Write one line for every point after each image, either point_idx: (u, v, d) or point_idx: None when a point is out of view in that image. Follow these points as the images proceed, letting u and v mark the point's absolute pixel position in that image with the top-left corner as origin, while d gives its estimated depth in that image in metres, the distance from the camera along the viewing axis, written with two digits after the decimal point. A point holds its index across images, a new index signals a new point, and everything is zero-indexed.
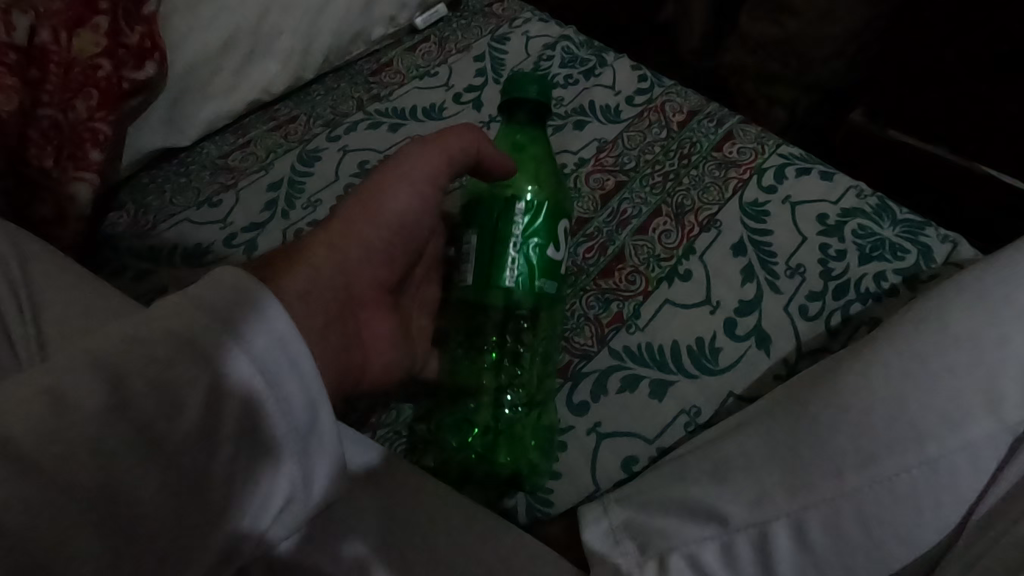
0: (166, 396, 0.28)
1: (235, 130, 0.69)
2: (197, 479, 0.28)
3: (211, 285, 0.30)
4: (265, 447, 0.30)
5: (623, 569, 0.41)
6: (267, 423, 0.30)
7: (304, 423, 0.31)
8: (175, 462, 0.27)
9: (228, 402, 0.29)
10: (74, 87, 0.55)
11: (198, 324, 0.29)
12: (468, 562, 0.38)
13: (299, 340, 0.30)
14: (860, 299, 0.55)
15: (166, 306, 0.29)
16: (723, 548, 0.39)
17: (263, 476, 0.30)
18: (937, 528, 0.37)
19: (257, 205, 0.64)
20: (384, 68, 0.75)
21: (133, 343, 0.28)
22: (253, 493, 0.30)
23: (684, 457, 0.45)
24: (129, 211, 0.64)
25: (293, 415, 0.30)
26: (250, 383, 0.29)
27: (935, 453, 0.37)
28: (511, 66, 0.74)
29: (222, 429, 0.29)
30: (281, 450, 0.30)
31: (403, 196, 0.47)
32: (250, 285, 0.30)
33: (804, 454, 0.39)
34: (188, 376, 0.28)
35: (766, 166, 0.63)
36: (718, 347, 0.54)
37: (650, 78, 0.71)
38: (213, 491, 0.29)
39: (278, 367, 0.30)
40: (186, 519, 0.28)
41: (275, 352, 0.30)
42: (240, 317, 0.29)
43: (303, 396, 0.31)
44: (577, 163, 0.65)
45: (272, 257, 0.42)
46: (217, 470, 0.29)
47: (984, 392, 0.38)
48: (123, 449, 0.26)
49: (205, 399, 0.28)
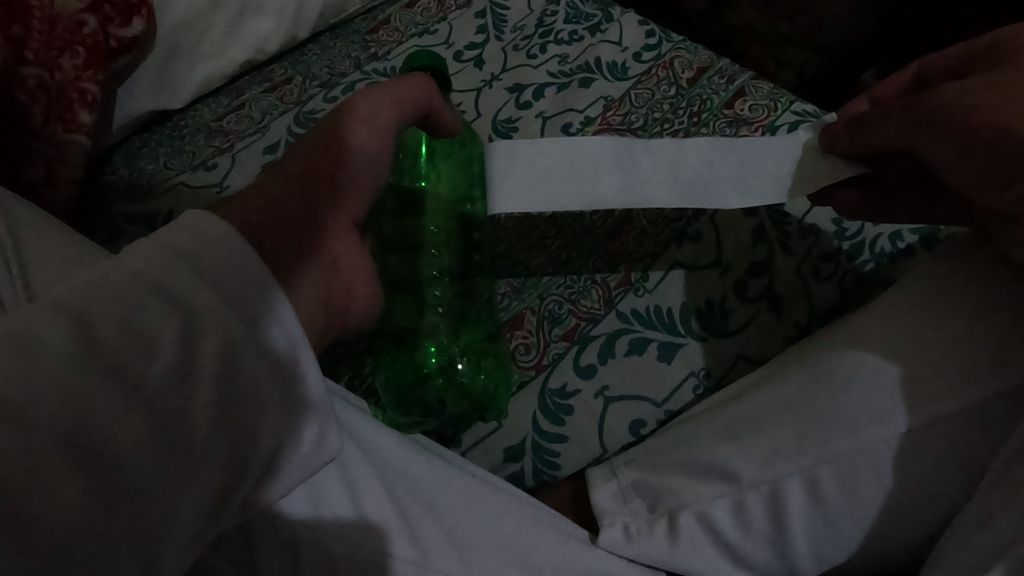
0: (141, 339, 0.27)
1: (228, 93, 0.67)
2: (180, 435, 0.26)
3: (179, 230, 0.29)
4: (252, 407, 0.28)
5: (633, 527, 0.41)
6: (249, 363, 0.28)
7: (297, 379, 0.30)
8: (158, 411, 0.26)
9: (208, 356, 0.27)
10: (58, 44, 0.52)
11: (176, 273, 0.28)
12: (477, 524, 0.39)
13: (287, 300, 0.30)
14: (874, 259, 0.53)
15: (142, 255, 0.28)
16: (737, 507, 0.38)
17: (253, 439, 0.28)
18: (946, 490, 0.36)
19: (254, 166, 0.63)
20: (382, 26, 0.72)
21: (106, 289, 0.27)
22: (238, 440, 0.28)
23: (696, 418, 0.43)
24: (123, 173, 0.62)
25: (272, 354, 0.29)
26: (229, 328, 0.28)
27: (948, 411, 0.36)
28: (512, 22, 0.71)
29: (200, 368, 0.27)
30: (265, 396, 0.29)
31: (364, 134, 0.42)
32: (221, 231, 0.30)
33: (818, 418, 0.38)
34: (168, 323, 0.27)
35: (779, 124, 0.61)
36: (728, 309, 0.52)
37: (658, 33, 0.69)
38: (194, 433, 0.27)
39: (252, 304, 0.29)
40: (171, 475, 0.26)
41: (238, 280, 0.29)
42: (205, 256, 0.29)
43: (285, 339, 0.30)
44: (583, 122, 0.63)
45: (259, 199, 0.39)
46: (198, 408, 0.27)
47: (998, 351, 0.37)
48: (105, 398, 0.25)
49: (182, 347, 0.27)
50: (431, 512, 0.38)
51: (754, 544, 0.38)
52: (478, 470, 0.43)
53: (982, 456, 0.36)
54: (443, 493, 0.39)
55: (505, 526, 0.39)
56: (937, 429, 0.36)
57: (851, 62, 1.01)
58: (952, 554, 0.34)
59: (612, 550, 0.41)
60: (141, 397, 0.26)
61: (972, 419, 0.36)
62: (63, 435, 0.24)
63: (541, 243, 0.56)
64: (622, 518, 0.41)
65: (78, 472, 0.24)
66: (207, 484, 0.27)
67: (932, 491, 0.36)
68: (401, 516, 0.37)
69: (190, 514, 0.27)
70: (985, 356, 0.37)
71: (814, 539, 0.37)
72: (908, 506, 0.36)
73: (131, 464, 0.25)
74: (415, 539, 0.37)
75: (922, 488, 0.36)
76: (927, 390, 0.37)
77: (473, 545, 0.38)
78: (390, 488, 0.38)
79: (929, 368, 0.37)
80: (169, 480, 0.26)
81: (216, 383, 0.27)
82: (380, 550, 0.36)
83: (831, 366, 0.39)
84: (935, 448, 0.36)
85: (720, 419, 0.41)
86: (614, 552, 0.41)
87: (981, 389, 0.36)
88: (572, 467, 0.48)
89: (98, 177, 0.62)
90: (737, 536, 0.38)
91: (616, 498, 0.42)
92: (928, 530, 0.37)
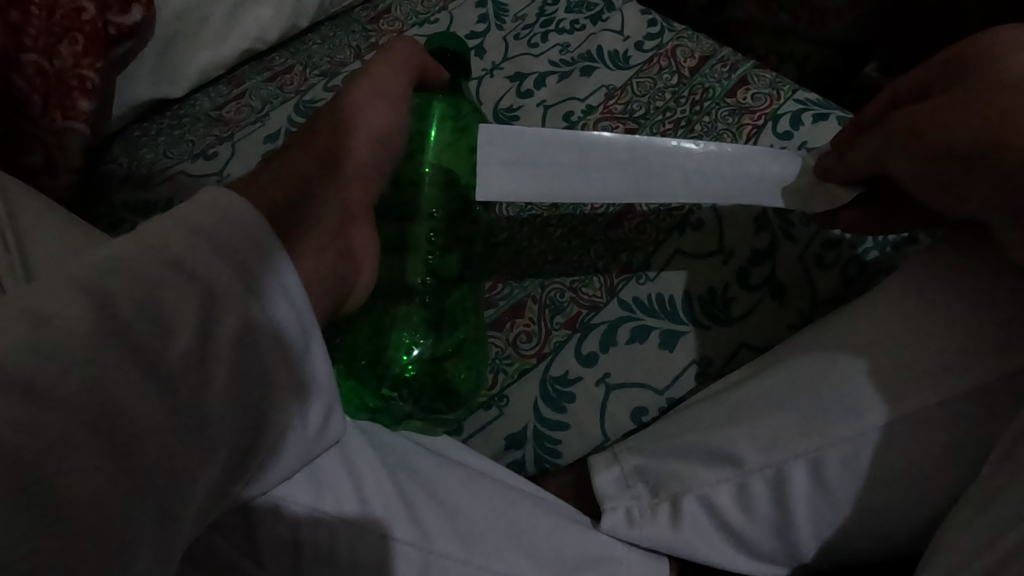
0: (157, 318, 0.26)
1: (228, 82, 0.67)
2: (193, 412, 0.26)
3: (195, 203, 0.28)
4: (263, 389, 0.28)
5: (635, 511, 0.41)
6: (264, 346, 0.28)
7: (305, 363, 0.30)
8: (170, 389, 0.25)
9: (224, 332, 0.27)
10: (57, 31, 0.52)
11: (192, 248, 0.27)
12: (480, 508, 0.38)
13: (299, 280, 0.30)
14: (878, 247, 0.53)
15: (152, 228, 0.27)
16: (741, 491, 0.38)
17: (260, 417, 0.28)
18: (952, 473, 0.36)
19: (255, 155, 0.62)
20: (382, 15, 0.71)
21: (117, 262, 0.26)
22: (250, 422, 0.28)
23: (700, 403, 0.43)
24: (123, 162, 0.62)
25: (286, 337, 0.29)
26: (245, 310, 0.28)
27: (953, 393, 0.36)
28: (513, 12, 0.70)
29: (216, 350, 0.27)
30: (277, 379, 0.29)
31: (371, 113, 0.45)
32: (237, 207, 0.29)
33: (824, 403, 0.38)
34: (184, 299, 0.26)
35: (781, 113, 0.61)
36: (730, 297, 0.52)
37: (659, 22, 0.68)
38: (210, 413, 0.27)
39: (268, 285, 0.29)
40: (180, 449, 0.26)
41: (256, 261, 0.28)
42: (226, 233, 0.28)
43: (297, 322, 0.30)
44: (584, 110, 0.63)
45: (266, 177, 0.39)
46: (216, 388, 0.27)
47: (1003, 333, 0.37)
48: (109, 375, 0.24)
49: (195, 322, 0.26)
50: (434, 497, 0.38)
51: (757, 528, 0.38)
52: (480, 461, 0.43)
53: (988, 439, 0.36)
54: (446, 479, 0.39)
55: (508, 515, 0.39)
56: (942, 411, 0.36)
57: (851, 55, 1.00)
58: (958, 534, 0.33)
59: (616, 534, 0.41)
60: (150, 372, 0.25)
61: (977, 401, 0.36)
62: (70, 411, 0.23)
63: (543, 231, 0.55)
64: (624, 502, 0.41)
65: (85, 445, 0.23)
66: (215, 459, 0.27)
67: (938, 474, 0.36)
68: (405, 501, 0.37)
69: (196, 488, 0.26)
70: (989, 338, 0.37)
71: (818, 523, 0.37)
72: (913, 487, 0.36)
73: (133, 441, 0.24)
74: (421, 527, 0.36)
75: (927, 470, 0.36)
76: (931, 372, 0.37)
77: (477, 532, 0.37)
78: (394, 472, 0.38)
79: (932, 351, 0.37)
80: (178, 456, 0.26)
81: (232, 364, 0.27)
82: (382, 535, 0.35)
83: (838, 351, 0.39)
84: (940, 430, 0.36)
85: (722, 404, 0.41)
86: (617, 537, 0.41)
87: (986, 371, 0.36)
88: (573, 455, 0.48)
89: (98, 165, 0.62)
90: (740, 520, 0.38)
91: (619, 482, 0.42)
92: (934, 514, 0.37)
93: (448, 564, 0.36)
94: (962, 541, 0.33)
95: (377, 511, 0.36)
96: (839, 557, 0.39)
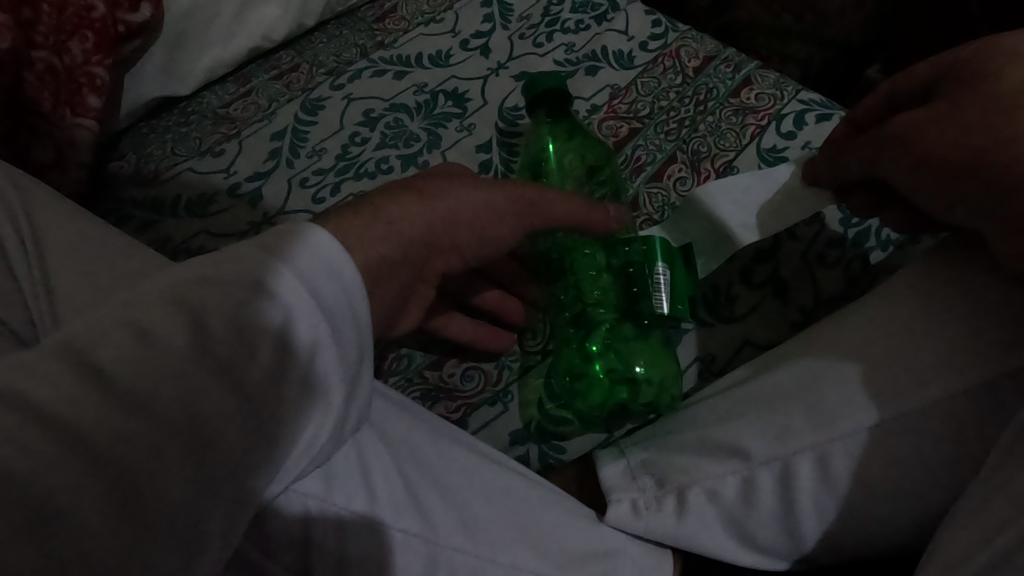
0: (218, 323, 0.26)
1: (236, 80, 0.67)
2: (269, 403, 0.26)
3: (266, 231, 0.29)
4: (310, 393, 0.27)
5: (639, 502, 0.42)
6: (320, 355, 0.28)
7: (354, 354, 0.29)
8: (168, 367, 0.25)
9: (268, 337, 0.27)
10: (67, 29, 0.52)
11: (256, 256, 0.27)
12: (487, 501, 0.38)
13: (342, 262, 0.29)
14: (880, 247, 0.53)
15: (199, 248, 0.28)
16: (745, 484, 0.39)
17: (305, 403, 0.27)
18: (955, 468, 0.36)
19: (261, 154, 0.63)
20: (388, 14, 0.72)
21: (186, 275, 0.26)
22: (298, 429, 0.27)
23: (706, 400, 0.45)
24: (131, 160, 0.62)
25: (339, 343, 0.28)
26: (299, 312, 0.27)
27: (957, 388, 0.36)
28: (519, 12, 0.71)
29: (271, 357, 0.26)
30: (328, 385, 0.28)
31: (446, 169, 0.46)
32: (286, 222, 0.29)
33: (827, 397, 0.38)
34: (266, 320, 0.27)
35: (785, 113, 0.62)
36: (734, 295, 0.53)
37: (664, 22, 0.69)
38: (263, 418, 0.26)
39: (327, 295, 0.28)
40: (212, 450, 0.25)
41: (323, 276, 0.28)
42: (287, 247, 0.28)
43: (351, 329, 0.29)
44: (589, 110, 0.63)
45: (412, 199, 0.38)
46: (274, 397, 0.26)
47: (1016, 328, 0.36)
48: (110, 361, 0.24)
49: (231, 325, 0.26)
50: (441, 489, 0.37)
51: (762, 520, 0.38)
52: (497, 454, 0.44)
53: (993, 434, 0.36)
54: (451, 472, 0.39)
55: (515, 508, 0.39)
56: (944, 406, 0.36)
57: (855, 58, 1.00)
58: (959, 528, 0.33)
59: (619, 526, 0.41)
60: None
61: (980, 394, 0.36)
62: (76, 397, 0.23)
63: None
64: (630, 494, 0.42)
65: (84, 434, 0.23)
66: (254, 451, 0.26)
67: (939, 469, 0.36)
68: (412, 493, 0.36)
69: None
70: (989, 334, 0.36)
71: (822, 517, 0.37)
72: (914, 481, 0.36)
73: None
74: (425, 517, 0.35)
75: (928, 466, 0.36)
76: (933, 369, 0.36)
77: (483, 524, 0.37)
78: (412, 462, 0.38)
79: (934, 348, 0.37)
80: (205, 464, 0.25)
81: (289, 371, 0.27)
82: (383, 530, 0.34)
83: (842, 345, 0.39)
84: (937, 426, 0.36)
85: (729, 400, 0.42)
86: (622, 529, 0.41)
87: (993, 365, 0.35)
88: (577, 451, 0.49)
89: (104, 163, 0.62)
90: (744, 512, 0.39)
91: (624, 476, 0.44)
92: (937, 507, 0.37)
93: (457, 557, 0.36)
94: (966, 535, 0.33)
95: (380, 515, 0.34)
96: (843, 552, 0.39)
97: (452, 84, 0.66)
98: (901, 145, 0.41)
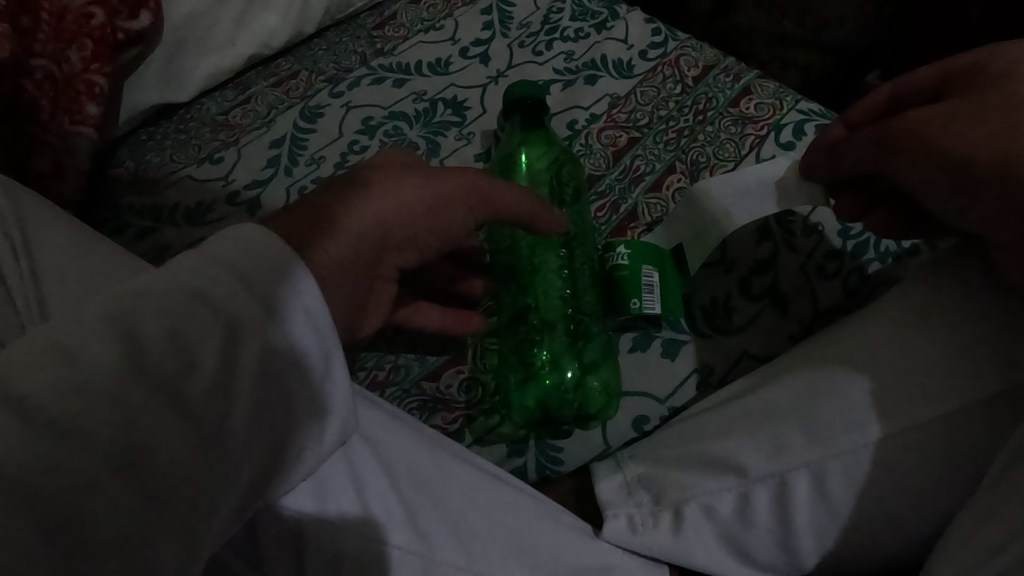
0: (199, 347, 0.26)
1: (234, 87, 0.67)
2: (237, 421, 0.27)
3: (238, 243, 0.28)
4: (279, 413, 0.28)
5: (636, 518, 0.41)
6: (283, 374, 0.28)
7: (319, 377, 0.29)
8: (162, 386, 0.25)
9: (236, 360, 0.27)
10: (66, 37, 0.52)
11: (218, 277, 0.27)
12: (483, 515, 0.38)
13: (307, 281, 0.29)
14: (879, 258, 0.53)
15: (186, 263, 0.28)
16: (742, 499, 0.39)
17: (281, 435, 0.28)
18: (952, 486, 0.36)
19: (259, 162, 0.63)
20: (388, 22, 0.72)
21: (175, 297, 0.26)
22: (268, 450, 0.28)
23: (702, 414, 0.44)
24: (129, 167, 0.62)
25: (304, 362, 0.29)
26: (263, 334, 0.28)
27: (955, 406, 0.36)
28: (519, 19, 0.71)
29: (236, 378, 0.27)
30: (293, 406, 0.28)
31: (398, 153, 0.44)
32: (261, 233, 0.29)
33: (824, 414, 0.38)
34: (243, 341, 0.27)
35: (784, 123, 0.62)
36: (732, 307, 0.53)
37: (663, 31, 0.69)
38: (232, 438, 0.26)
39: (290, 315, 0.28)
40: (205, 473, 0.25)
41: (283, 296, 0.28)
42: (251, 268, 0.28)
43: (317, 347, 0.29)
44: (588, 119, 0.63)
45: (370, 194, 0.38)
46: (238, 418, 0.27)
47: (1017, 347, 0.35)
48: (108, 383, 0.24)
49: (220, 350, 0.26)
50: (439, 507, 0.37)
51: (758, 537, 0.38)
52: (491, 466, 0.43)
53: (991, 452, 0.35)
54: (447, 486, 0.38)
55: (510, 522, 0.39)
56: (939, 424, 0.36)
57: (856, 64, 1.00)
58: (956, 548, 0.33)
59: (616, 541, 0.41)
60: None
61: (975, 414, 0.36)
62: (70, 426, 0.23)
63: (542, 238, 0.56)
64: (626, 509, 0.42)
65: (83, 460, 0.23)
66: (236, 484, 0.27)
67: (936, 487, 0.36)
68: (407, 508, 0.36)
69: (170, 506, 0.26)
70: (990, 349, 0.36)
71: (819, 534, 0.37)
72: (911, 499, 0.36)
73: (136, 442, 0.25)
74: (421, 532, 0.35)
75: (925, 484, 0.36)
76: (928, 387, 0.36)
77: (477, 539, 0.37)
78: (410, 475, 0.38)
79: (931, 366, 0.36)
80: (200, 489, 0.25)
81: (253, 393, 0.27)
82: (380, 549, 0.34)
83: (838, 360, 0.39)
84: (935, 444, 0.36)
85: (724, 416, 0.42)
86: (618, 544, 0.41)
87: (987, 385, 0.35)
88: (575, 463, 0.49)
89: (103, 170, 0.62)
90: (738, 527, 0.39)
91: (620, 490, 0.43)
92: (934, 525, 0.37)
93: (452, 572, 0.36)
94: (961, 554, 0.33)
95: (376, 532, 0.34)
96: (839, 567, 0.39)
97: (451, 92, 0.66)
98: (901, 137, 0.39)
